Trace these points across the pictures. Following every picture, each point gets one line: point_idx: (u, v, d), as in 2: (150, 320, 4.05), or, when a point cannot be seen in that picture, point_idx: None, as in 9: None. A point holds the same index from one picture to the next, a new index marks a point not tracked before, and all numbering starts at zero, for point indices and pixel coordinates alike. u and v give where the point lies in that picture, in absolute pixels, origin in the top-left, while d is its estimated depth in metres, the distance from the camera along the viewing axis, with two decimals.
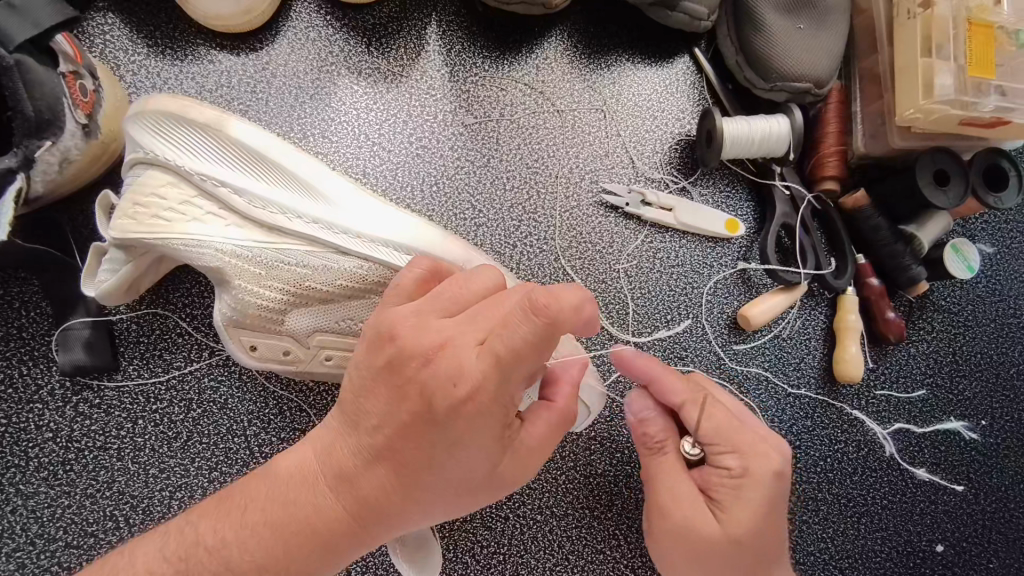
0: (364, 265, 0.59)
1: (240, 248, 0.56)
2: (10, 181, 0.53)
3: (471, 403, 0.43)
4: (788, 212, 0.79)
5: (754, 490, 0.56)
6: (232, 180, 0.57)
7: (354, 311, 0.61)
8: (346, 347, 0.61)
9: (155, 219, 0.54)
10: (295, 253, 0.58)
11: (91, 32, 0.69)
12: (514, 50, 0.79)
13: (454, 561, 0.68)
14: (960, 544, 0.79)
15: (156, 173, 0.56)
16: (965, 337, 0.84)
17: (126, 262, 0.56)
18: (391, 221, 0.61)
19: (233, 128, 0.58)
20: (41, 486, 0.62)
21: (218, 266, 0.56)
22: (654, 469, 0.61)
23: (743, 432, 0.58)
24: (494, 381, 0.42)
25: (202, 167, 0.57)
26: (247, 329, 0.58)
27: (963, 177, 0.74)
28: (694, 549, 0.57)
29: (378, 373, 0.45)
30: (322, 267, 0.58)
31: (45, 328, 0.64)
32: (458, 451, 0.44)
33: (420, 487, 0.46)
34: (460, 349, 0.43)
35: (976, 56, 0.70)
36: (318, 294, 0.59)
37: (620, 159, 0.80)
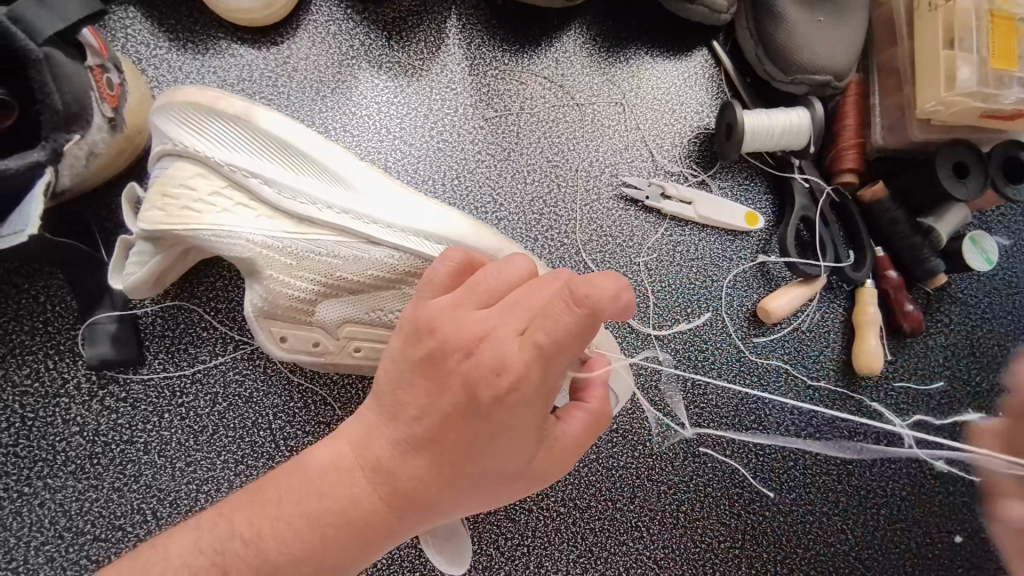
0: (395, 255, 0.59)
1: (271, 239, 0.56)
2: (38, 176, 0.53)
3: (511, 393, 0.43)
4: (807, 205, 0.79)
5: None
6: (262, 172, 0.57)
7: (385, 302, 0.60)
8: (375, 339, 0.61)
9: (184, 211, 0.54)
10: (325, 243, 0.58)
11: (112, 26, 0.69)
12: (533, 43, 0.79)
13: (479, 554, 0.68)
14: (979, 534, 0.80)
15: (185, 164, 0.56)
16: (982, 329, 0.84)
17: (156, 255, 0.56)
18: (420, 212, 0.60)
19: (261, 120, 0.57)
20: (68, 480, 0.62)
21: (249, 257, 0.56)
22: None
23: None
24: (537, 371, 0.43)
25: (233, 159, 0.57)
26: (275, 320, 0.58)
27: (982, 169, 0.74)
28: None
29: (417, 364, 0.45)
30: (353, 257, 0.58)
31: (71, 323, 0.64)
32: (499, 440, 0.45)
33: (455, 477, 0.46)
34: (502, 341, 0.43)
35: (997, 48, 0.71)
36: (348, 284, 0.59)
37: (639, 152, 0.80)
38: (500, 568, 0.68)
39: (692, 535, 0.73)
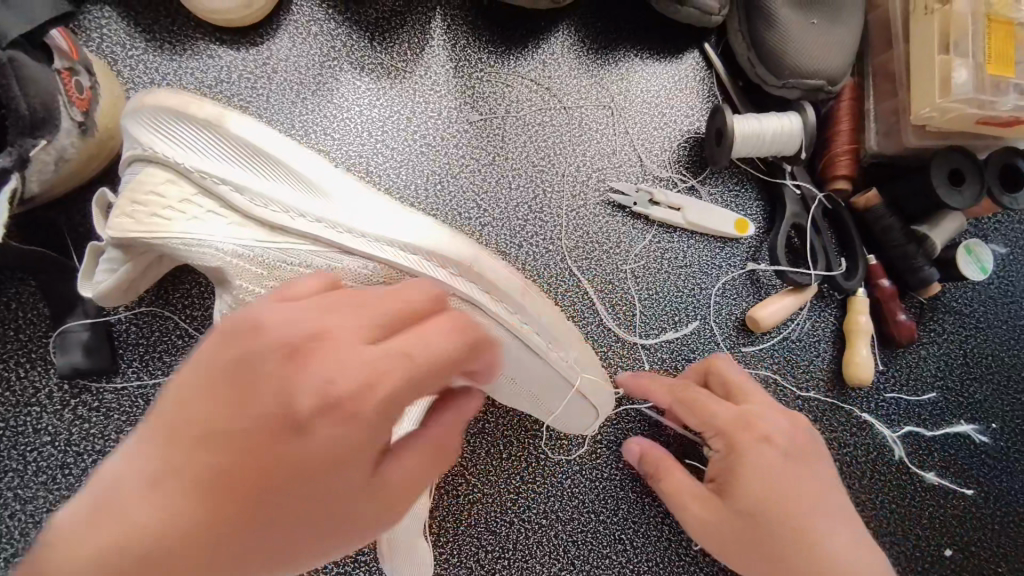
0: (369, 266, 0.57)
1: (244, 249, 0.55)
2: (5, 181, 0.51)
3: (336, 406, 0.37)
4: (799, 212, 0.78)
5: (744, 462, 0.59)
6: (232, 178, 0.55)
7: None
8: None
9: (152, 219, 0.53)
10: (298, 252, 0.57)
11: (87, 26, 0.67)
12: (520, 45, 0.78)
13: (458, 566, 0.67)
14: (970, 548, 0.78)
15: (155, 171, 0.54)
16: (977, 339, 0.83)
17: (124, 263, 0.55)
18: (396, 222, 0.58)
19: (230, 125, 0.55)
20: (39, 491, 0.61)
21: (218, 266, 0.55)
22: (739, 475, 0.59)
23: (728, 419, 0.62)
24: (389, 382, 0.38)
25: (202, 164, 0.54)
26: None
27: (978, 177, 0.73)
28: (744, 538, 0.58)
29: (224, 373, 0.37)
30: (326, 268, 0.57)
31: (43, 331, 0.63)
32: (323, 469, 0.38)
33: (272, 519, 0.37)
34: (347, 345, 0.38)
35: (995, 52, 0.69)
36: None
37: (627, 157, 0.79)
38: None
39: (676, 547, 0.72)
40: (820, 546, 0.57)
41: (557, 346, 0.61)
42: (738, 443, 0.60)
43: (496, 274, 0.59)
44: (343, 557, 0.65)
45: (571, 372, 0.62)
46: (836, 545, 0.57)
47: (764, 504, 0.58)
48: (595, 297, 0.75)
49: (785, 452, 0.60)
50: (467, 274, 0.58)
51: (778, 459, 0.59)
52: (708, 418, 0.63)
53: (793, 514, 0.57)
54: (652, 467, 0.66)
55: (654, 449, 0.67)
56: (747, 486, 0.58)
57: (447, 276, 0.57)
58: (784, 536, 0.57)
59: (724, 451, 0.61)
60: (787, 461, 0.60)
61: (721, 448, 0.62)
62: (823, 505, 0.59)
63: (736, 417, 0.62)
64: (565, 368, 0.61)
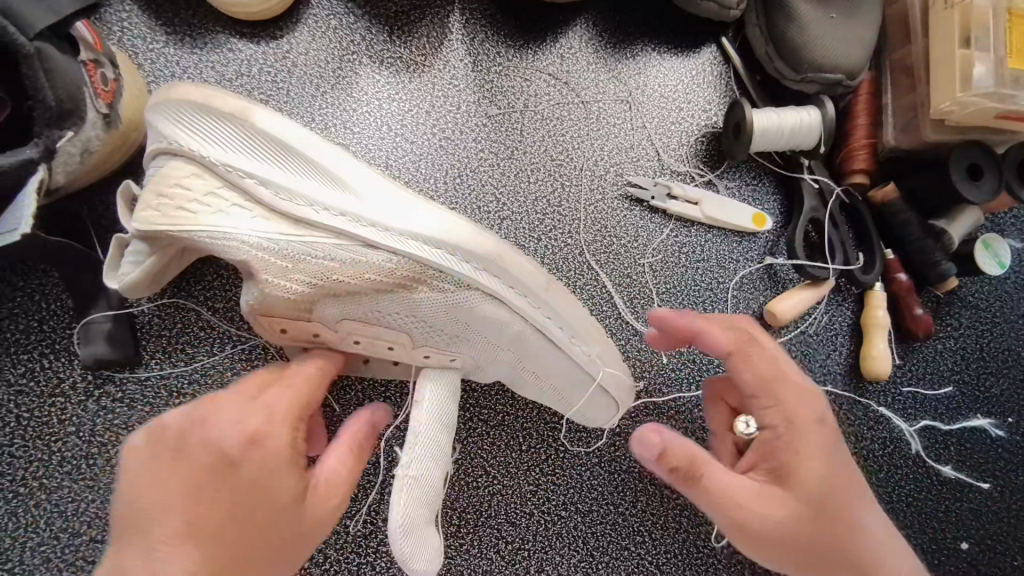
0: (394, 259, 0.56)
1: (270, 241, 0.54)
2: (32, 173, 0.52)
3: (258, 437, 0.48)
4: (817, 206, 0.78)
5: (809, 440, 0.55)
6: (257, 172, 0.54)
7: (385, 302, 0.58)
8: (373, 334, 0.60)
9: (179, 211, 0.52)
10: (323, 246, 0.55)
11: (108, 19, 0.68)
12: (538, 40, 0.78)
13: (478, 558, 0.67)
14: (987, 541, 0.78)
15: (182, 164, 0.54)
16: (993, 333, 0.83)
17: (150, 255, 0.54)
18: (418, 215, 0.57)
19: (256, 119, 0.55)
20: (63, 481, 0.61)
21: (244, 258, 0.54)
22: (800, 450, 0.54)
23: (787, 386, 0.57)
24: (281, 415, 0.50)
25: (229, 159, 0.54)
26: (275, 313, 0.57)
27: (997, 172, 0.73)
28: (808, 523, 0.53)
29: (176, 451, 0.47)
30: (351, 262, 0.56)
31: (66, 322, 0.63)
32: (270, 488, 0.47)
33: (246, 533, 0.46)
34: (224, 410, 0.49)
35: (1015, 47, 0.69)
36: (346, 286, 0.57)
37: (645, 151, 0.79)
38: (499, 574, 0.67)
39: (695, 540, 0.72)
40: (867, 529, 0.55)
41: (579, 339, 0.62)
42: (800, 421, 0.56)
43: (520, 271, 0.60)
44: (364, 548, 0.65)
45: (592, 365, 0.63)
46: (878, 528, 0.56)
47: (827, 488, 0.54)
48: (613, 290, 0.75)
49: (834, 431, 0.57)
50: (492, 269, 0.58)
51: (832, 439, 0.56)
52: (764, 386, 0.57)
53: (845, 496, 0.55)
54: (685, 464, 0.55)
55: (679, 443, 0.55)
56: (810, 467, 0.54)
57: (471, 272, 0.58)
58: (839, 522, 0.54)
59: (782, 428, 0.56)
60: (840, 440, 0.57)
61: (779, 424, 0.56)
62: (861, 491, 0.57)
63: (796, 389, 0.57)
64: (587, 362, 0.62)
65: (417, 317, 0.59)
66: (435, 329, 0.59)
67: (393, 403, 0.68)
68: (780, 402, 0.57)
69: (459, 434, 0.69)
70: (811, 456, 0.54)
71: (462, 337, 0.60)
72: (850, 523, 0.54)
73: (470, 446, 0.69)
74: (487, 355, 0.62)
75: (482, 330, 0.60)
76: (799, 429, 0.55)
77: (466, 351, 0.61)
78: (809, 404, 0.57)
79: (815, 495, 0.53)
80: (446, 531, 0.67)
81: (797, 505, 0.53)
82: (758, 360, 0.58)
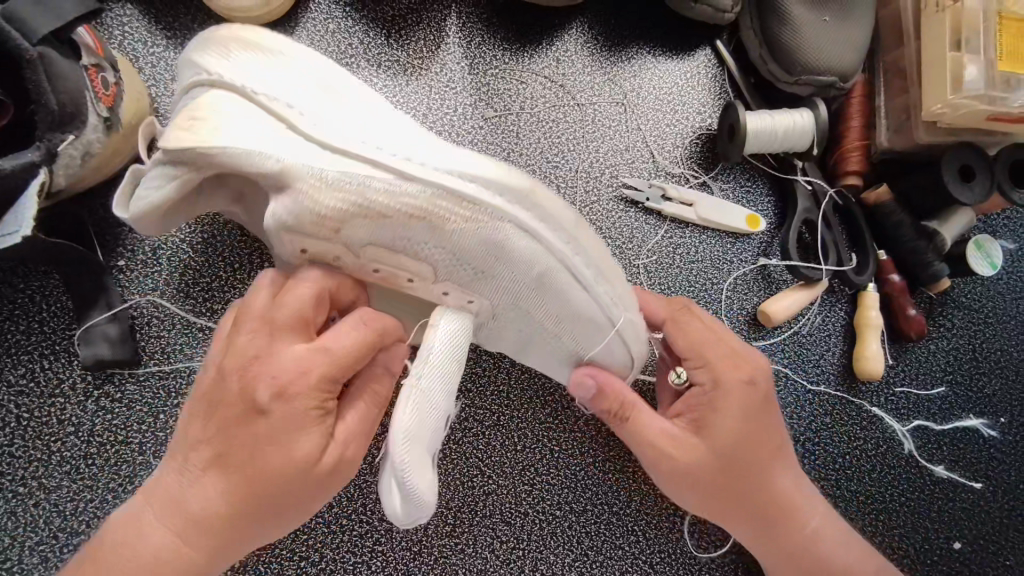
0: (432, 192, 0.49)
1: (303, 159, 0.48)
2: (33, 175, 0.52)
3: (287, 392, 0.46)
4: (809, 207, 0.79)
5: (728, 400, 0.59)
6: (296, 102, 0.49)
7: (417, 232, 0.50)
8: (395, 265, 0.52)
9: (209, 127, 0.47)
10: (357, 172, 0.48)
11: (109, 23, 0.68)
12: (534, 43, 0.79)
13: (473, 557, 0.68)
14: (979, 541, 0.78)
15: (222, 92, 0.49)
16: (986, 334, 0.84)
17: (178, 179, 0.50)
18: (461, 157, 0.51)
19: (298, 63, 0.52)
20: (63, 480, 0.62)
21: (277, 171, 0.47)
22: (717, 409, 0.59)
23: (715, 349, 0.61)
24: (315, 370, 0.46)
25: (265, 84, 0.49)
26: (296, 228, 0.49)
27: (988, 174, 0.73)
28: (716, 476, 0.59)
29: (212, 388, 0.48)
30: (385, 190, 0.48)
31: (67, 322, 0.64)
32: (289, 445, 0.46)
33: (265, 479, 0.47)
34: (258, 351, 0.47)
35: (1006, 49, 0.69)
36: (379, 213, 0.48)
37: (640, 153, 0.79)
38: (494, 572, 0.68)
39: (688, 538, 0.73)
40: (771, 483, 0.62)
41: (604, 281, 0.57)
42: (726, 383, 0.60)
43: (557, 212, 0.54)
44: (360, 546, 0.66)
45: (613, 307, 0.58)
46: (782, 482, 0.62)
47: (740, 445, 0.59)
48: None
49: (760, 396, 0.61)
50: (528, 205, 0.51)
51: (760, 401, 0.61)
52: (695, 350, 0.62)
53: (756, 456, 0.60)
54: (616, 405, 0.60)
55: (613, 383, 0.61)
56: (726, 428, 0.59)
57: (515, 211, 0.51)
58: (745, 475, 0.60)
59: (708, 387, 0.60)
60: (764, 405, 0.61)
61: (707, 383, 0.60)
62: (782, 449, 0.63)
63: (721, 355, 0.61)
64: (609, 306, 0.58)
65: (450, 253, 0.51)
66: (468, 265, 0.52)
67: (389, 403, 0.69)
68: (705, 363, 0.61)
69: (455, 433, 0.70)
70: (729, 417, 0.59)
71: (493, 277, 0.53)
72: (761, 478, 0.61)
73: (466, 445, 0.70)
74: (520, 305, 0.56)
75: (513, 272, 0.53)
76: (724, 391, 0.60)
77: (490, 295, 0.55)
78: (741, 367, 0.61)
79: (730, 452, 0.59)
80: (442, 530, 0.68)
81: (706, 459, 0.59)
82: (692, 328, 0.63)
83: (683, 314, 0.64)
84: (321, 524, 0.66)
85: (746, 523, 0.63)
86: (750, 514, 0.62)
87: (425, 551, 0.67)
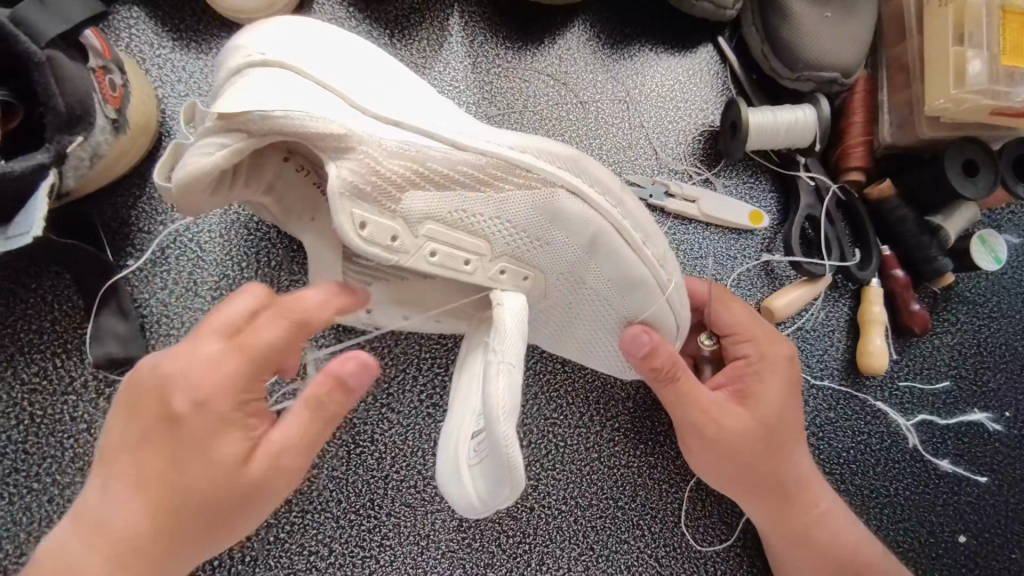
0: (484, 157, 0.53)
1: (364, 127, 0.50)
2: (43, 176, 0.53)
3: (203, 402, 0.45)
4: (813, 203, 0.79)
5: (773, 372, 0.64)
6: (341, 81, 0.52)
7: (476, 206, 0.54)
8: (453, 243, 0.55)
9: (264, 94, 0.48)
10: (417, 142, 0.52)
11: (116, 26, 0.69)
12: (536, 40, 0.79)
13: (481, 550, 0.69)
14: (983, 535, 0.79)
15: (272, 69, 0.50)
16: (990, 328, 0.84)
17: (225, 150, 0.48)
18: (494, 133, 0.55)
19: (333, 45, 0.56)
20: (76, 477, 0.62)
21: (343, 129, 0.49)
22: (763, 378, 0.63)
23: (760, 326, 0.66)
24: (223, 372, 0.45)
25: (308, 60, 0.52)
26: (356, 199, 0.50)
27: (992, 167, 0.73)
28: (758, 446, 0.62)
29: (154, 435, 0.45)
30: (445, 154, 0.52)
31: (78, 322, 0.65)
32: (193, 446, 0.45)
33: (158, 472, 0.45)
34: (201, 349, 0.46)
35: (1010, 45, 0.69)
36: (439, 176, 0.53)
37: (643, 150, 0.80)
38: (501, 566, 0.68)
39: (693, 533, 0.73)
40: (801, 464, 0.65)
41: (649, 241, 0.60)
42: (772, 357, 0.64)
43: (602, 173, 0.58)
44: (368, 541, 0.66)
45: (663, 270, 0.60)
46: (806, 466, 0.65)
47: (781, 417, 0.63)
48: None
49: (798, 378, 0.65)
50: (577, 168, 0.56)
51: (797, 376, 0.65)
52: (741, 328, 0.66)
53: (791, 434, 0.64)
54: (667, 363, 0.59)
55: (666, 345, 0.60)
56: (769, 400, 0.63)
57: (567, 176, 0.56)
58: (781, 451, 0.63)
59: (755, 360, 0.64)
60: (799, 384, 0.65)
61: (753, 357, 0.64)
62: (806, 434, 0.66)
63: (764, 330, 0.66)
64: (655, 267, 0.60)
65: (508, 221, 0.55)
66: (521, 232, 0.56)
67: (396, 399, 0.70)
68: (752, 335, 0.65)
69: None
70: (772, 388, 0.63)
71: (547, 245, 0.58)
72: (792, 457, 0.64)
73: None
74: (572, 271, 0.60)
75: (569, 237, 0.58)
76: (769, 364, 0.64)
77: (545, 265, 0.59)
78: (781, 344, 0.65)
79: (773, 423, 0.62)
80: (450, 524, 0.69)
81: (753, 429, 0.62)
82: (735, 310, 0.67)
83: (727, 295, 0.68)
84: (330, 519, 0.66)
85: (766, 505, 0.65)
86: (779, 495, 0.64)
87: (432, 546, 0.68)
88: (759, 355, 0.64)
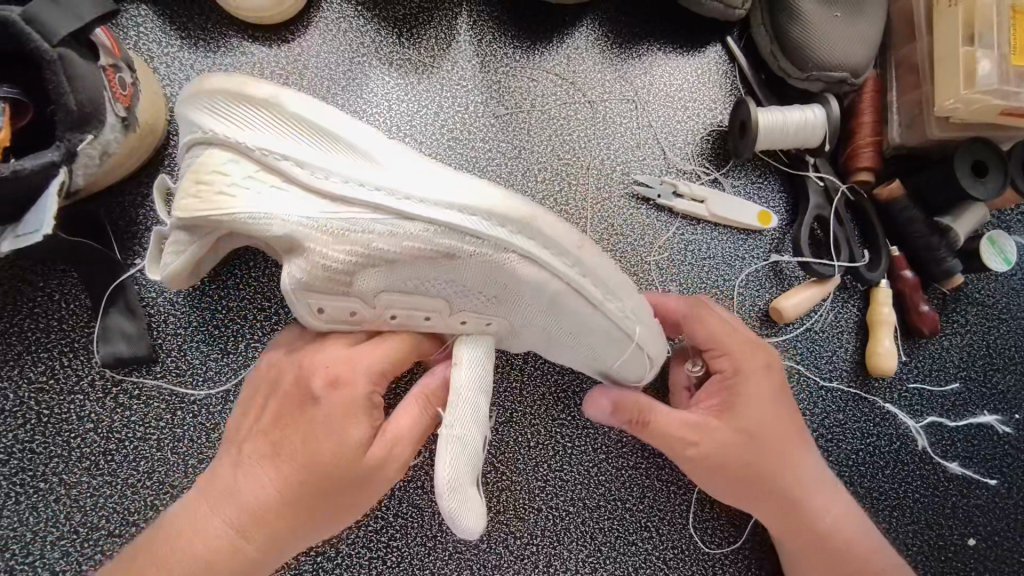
0: (430, 229, 0.50)
1: (307, 220, 0.49)
2: (53, 175, 0.53)
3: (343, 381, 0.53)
4: (822, 203, 0.78)
5: (749, 383, 0.63)
6: (291, 152, 0.49)
7: (433, 278, 0.53)
8: (411, 307, 0.55)
9: (216, 196, 0.49)
10: (359, 220, 0.50)
11: (124, 25, 0.69)
12: (544, 40, 0.79)
13: (489, 552, 0.68)
14: (993, 538, 0.78)
15: (222, 152, 0.50)
16: (1000, 330, 0.83)
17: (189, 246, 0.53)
18: (452, 186, 0.51)
19: (285, 99, 0.49)
20: (82, 476, 0.62)
21: (286, 233, 0.49)
22: (745, 391, 0.63)
23: (733, 337, 0.64)
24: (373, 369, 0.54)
25: (260, 138, 0.49)
26: (314, 292, 0.52)
27: (1001, 167, 0.73)
28: (744, 456, 0.61)
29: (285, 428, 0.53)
30: (389, 232, 0.50)
31: (85, 320, 0.65)
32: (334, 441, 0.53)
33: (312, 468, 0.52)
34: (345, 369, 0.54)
35: (1019, 45, 0.69)
36: (386, 257, 0.51)
37: (651, 150, 0.79)
38: (509, 568, 0.68)
39: (702, 535, 0.73)
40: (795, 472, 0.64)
41: (612, 295, 0.57)
42: (747, 369, 0.63)
43: (559, 230, 0.53)
44: (375, 542, 0.66)
45: (626, 321, 0.59)
46: (803, 472, 0.64)
47: (765, 426, 0.62)
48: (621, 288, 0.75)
49: (777, 383, 0.64)
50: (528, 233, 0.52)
51: (777, 383, 0.64)
52: (716, 341, 0.64)
53: (775, 443, 0.63)
54: (635, 411, 0.63)
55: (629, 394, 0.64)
56: (750, 410, 0.62)
57: (519, 240, 0.52)
58: (771, 461, 0.62)
59: (729, 372, 0.63)
60: (779, 392, 0.64)
61: (728, 370, 0.63)
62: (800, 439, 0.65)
63: (740, 342, 0.64)
64: (621, 319, 0.58)
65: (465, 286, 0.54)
66: (479, 295, 0.55)
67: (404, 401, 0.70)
68: (730, 349, 0.64)
69: None
70: (755, 396, 0.63)
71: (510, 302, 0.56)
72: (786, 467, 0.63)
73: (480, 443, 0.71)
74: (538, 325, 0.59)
75: (529, 301, 0.55)
76: (744, 376, 0.63)
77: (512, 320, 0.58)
78: (759, 353, 0.64)
79: (755, 432, 0.62)
80: None
81: (739, 439, 0.61)
82: (711, 323, 0.65)
83: (705, 311, 0.65)
84: None
85: (767, 513, 0.64)
86: (778, 502, 0.64)
87: (439, 547, 0.67)
88: (732, 367, 0.63)
